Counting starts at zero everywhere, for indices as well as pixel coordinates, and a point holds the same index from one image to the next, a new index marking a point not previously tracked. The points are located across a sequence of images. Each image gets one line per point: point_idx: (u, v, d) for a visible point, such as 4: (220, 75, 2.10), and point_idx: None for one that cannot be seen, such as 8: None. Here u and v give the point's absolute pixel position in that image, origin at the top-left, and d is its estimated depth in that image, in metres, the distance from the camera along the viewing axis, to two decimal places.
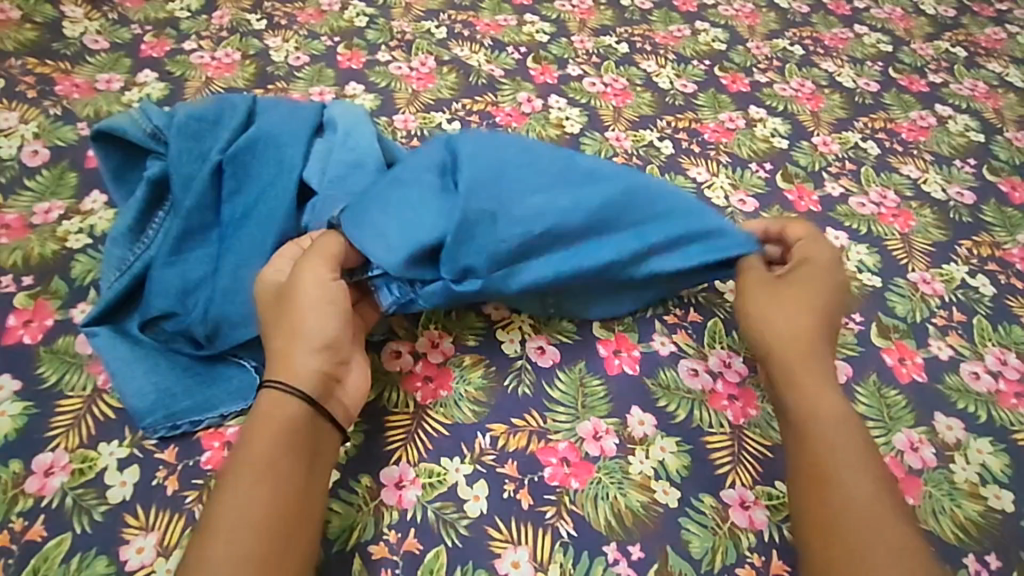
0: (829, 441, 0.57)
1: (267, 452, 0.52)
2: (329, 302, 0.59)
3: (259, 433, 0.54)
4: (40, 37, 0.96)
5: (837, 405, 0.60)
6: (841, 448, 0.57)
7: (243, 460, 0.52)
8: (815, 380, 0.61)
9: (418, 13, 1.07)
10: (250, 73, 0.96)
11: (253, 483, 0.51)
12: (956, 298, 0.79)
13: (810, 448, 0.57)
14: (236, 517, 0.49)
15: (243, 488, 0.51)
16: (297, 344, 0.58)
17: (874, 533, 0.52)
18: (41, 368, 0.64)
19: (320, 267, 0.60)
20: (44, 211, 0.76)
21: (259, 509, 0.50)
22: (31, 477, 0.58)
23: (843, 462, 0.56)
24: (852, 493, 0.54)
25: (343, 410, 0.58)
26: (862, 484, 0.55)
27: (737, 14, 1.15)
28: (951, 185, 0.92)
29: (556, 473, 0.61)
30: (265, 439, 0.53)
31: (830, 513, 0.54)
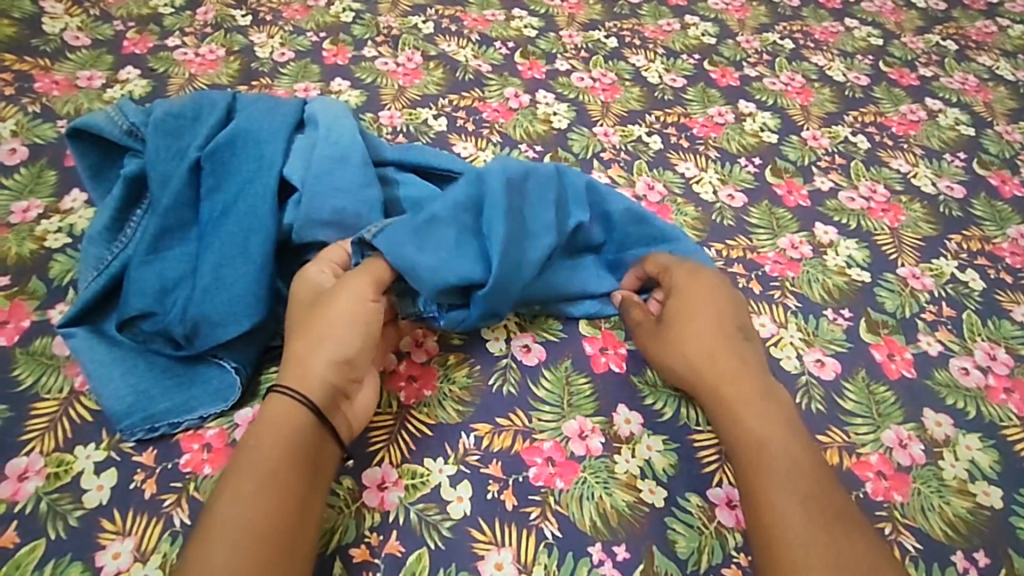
0: (758, 458, 0.57)
1: (271, 461, 0.52)
2: (359, 317, 0.59)
3: (267, 438, 0.53)
4: (19, 33, 0.94)
5: (758, 428, 0.59)
6: (770, 458, 0.57)
7: (247, 463, 0.52)
8: (736, 409, 0.60)
9: (405, 8, 1.06)
10: (234, 69, 0.94)
11: (257, 491, 0.50)
12: (946, 293, 0.79)
13: (745, 466, 0.57)
14: (237, 525, 0.49)
15: (242, 491, 0.50)
16: (318, 361, 0.57)
17: (810, 544, 0.52)
18: (17, 371, 0.63)
19: (362, 284, 0.60)
20: (21, 211, 0.75)
21: (256, 516, 0.49)
22: (5, 482, 0.57)
23: (777, 471, 0.56)
24: (785, 516, 0.54)
25: (348, 426, 0.58)
26: (797, 491, 0.55)
27: (727, 8, 1.14)
28: (941, 179, 0.91)
29: (541, 473, 0.60)
30: (272, 444, 0.53)
31: (766, 526, 0.54)
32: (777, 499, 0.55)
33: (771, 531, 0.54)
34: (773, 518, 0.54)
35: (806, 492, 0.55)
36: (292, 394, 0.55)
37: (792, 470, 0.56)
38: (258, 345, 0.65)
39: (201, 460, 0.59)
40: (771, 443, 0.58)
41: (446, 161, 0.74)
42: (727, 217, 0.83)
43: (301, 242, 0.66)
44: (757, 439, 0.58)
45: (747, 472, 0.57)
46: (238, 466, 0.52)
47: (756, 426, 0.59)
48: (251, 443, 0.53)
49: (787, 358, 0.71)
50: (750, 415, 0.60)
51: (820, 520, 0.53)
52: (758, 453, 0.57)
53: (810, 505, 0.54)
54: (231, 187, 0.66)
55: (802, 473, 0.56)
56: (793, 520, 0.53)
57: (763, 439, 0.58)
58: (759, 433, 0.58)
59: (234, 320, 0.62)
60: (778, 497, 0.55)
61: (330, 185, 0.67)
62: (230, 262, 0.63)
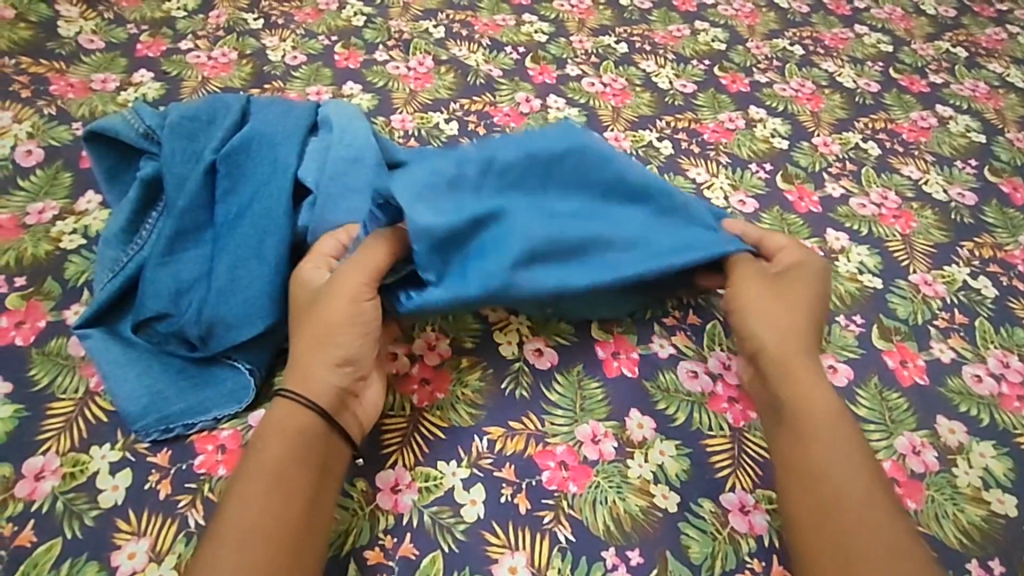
0: (824, 432, 0.57)
1: (279, 460, 0.53)
2: (359, 320, 0.59)
3: (275, 440, 0.54)
4: (35, 36, 0.95)
5: (830, 401, 0.59)
6: (835, 448, 0.56)
7: (254, 464, 0.53)
8: (806, 378, 0.60)
9: (416, 13, 1.06)
10: (247, 73, 0.95)
11: (266, 491, 0.51)
12: (958, 300, 0.78)
13: (812, 454, 0.56)
14: (250, 524, 0.50)
15: (249, 492, 0.51)
16: (323, 364, 0.57)
17: (878, 532, 0.52)
18: (33, 371, 0.63)
19: (352, 278, 0.59)
20: (37, 212, 0.75)
21: (261, 515, 0.50)
22: (21, 481, 0.57)
23: (840, 461, 0.56)
24: (845, 490, 0.54)
25: (358, 425, 0.58)
26: (859, 479, 0.55)
27: (737, 14, 1.14)
28: (952, 186, 0.91)
29: (554, 477, 0.60)
30: (277, 443, 0.54)
31: (834, 512, 0.53)
32: (845, 486, 0.54)
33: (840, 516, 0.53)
34: (841, 504, 0.54)
35: (867, 483, 0.55)
36: (294, 396, 0.56)
37: (853, 458, 0.56)
38: (271, 347, 0.65)
39: (215, 461, 0.60)
40: (836, 432, 0.57)
41: None
42: (738, 223, 0.84)
43: (315, 244, 0.67)
44: (819, 429, 0.57)
45: (816, 459, 0.56)
46: (245, 467, 0.53)
47: (824, 414, 0.58)
48: (256, 445, 0.54)
49: None
50: (818, 400, 0.59)
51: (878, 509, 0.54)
52: (821, 431, 0.57)
53: (871, 494, 0.54)
54: (246, 189, 0.67)
55: (860, 461, 0.56)
56: (854, 511, 0.53)
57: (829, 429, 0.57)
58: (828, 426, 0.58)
59: (249, 321, 0.63)
60: (844, 487, 0.54)
61: (344, 188, 0.67)
62: (245, 264, 0.64)
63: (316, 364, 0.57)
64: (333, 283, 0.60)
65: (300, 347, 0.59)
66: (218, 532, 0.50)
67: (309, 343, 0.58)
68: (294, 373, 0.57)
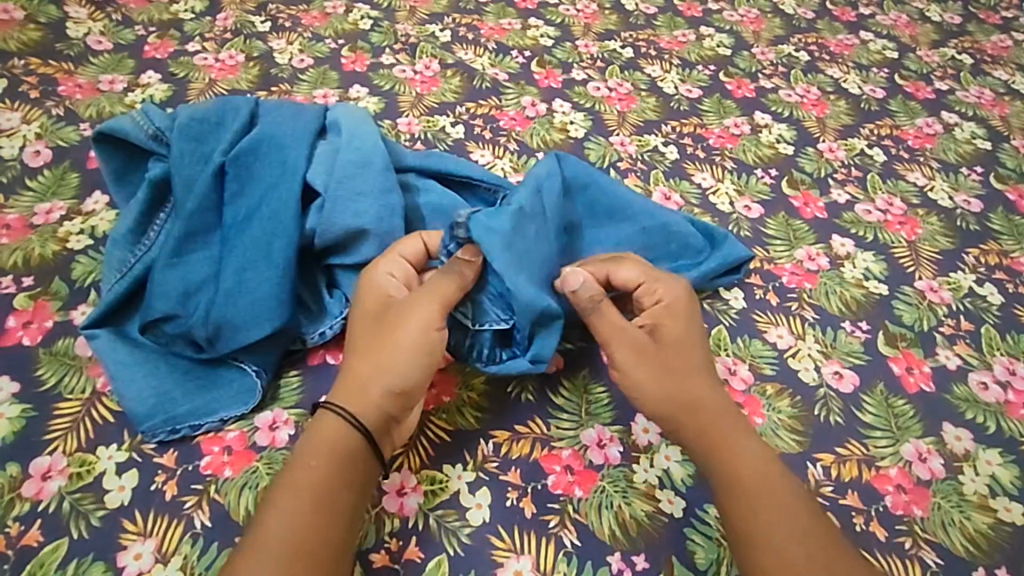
0: (752, 485, 0.54)
1: (323, 481, 0.52)
2: (425, 348, 0.58)
3: (321, 458, 0.53)
4: (43, 37, 0.96)
5: (748, 454, 0.56)
6: (745, 476, 0.55)
7: (299, 479, 0.52)
8: (718, 428, 0.58)
9: (423, 17, 1.07)
10: (254, 75, 0.95)
11: (307, 512, 0.50)
12: (964, 307, 0.78)
13: (729, 487, 0.55)
14: (284, 543, 0.49)
15: (292, 508, 0.50)
16: (379, 384, 0.56)
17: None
18: (40, 371, 0.64)
19: (432, 309, 0.58)
20: (45, 212, 0.76)
21: (302, 536, 0.49)
22: (28, 481, 0.57)
23: (755, 489, 0.54)
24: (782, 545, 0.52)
25: (391, 446, 0.58)
26: (779, 501, 0.54)
27: (742, 19, 1.14)
28: (958, 193, 0.91)
29: (560, 482, 0.60)
30: (325, 462, 0.53)
31: (756, 544, 0.52)
32: (766, 509, 0.53)
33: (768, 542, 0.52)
34: (763, 533, 0.52)
35: (791, 502, 0.54)
36: (347, 415, 0.55)
37: (771, 481, 0.55)
38: (278, 349, 0.65)
39: (222, 462, 0.60)
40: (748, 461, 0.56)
41: (466, 169, 0.75)
42: (744, 228, 0.84)
43: (322, 246, 0.67)
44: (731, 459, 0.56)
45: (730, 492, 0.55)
46: (290, 479, 0.52)
47: (725, 441, 0.57)
48: (304, 458, 0.53)
49: (804, 369, 0.71)
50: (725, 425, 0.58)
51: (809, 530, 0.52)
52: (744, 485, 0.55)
53: (798, 513, 0.53)
54: (255, 192, 0.67)
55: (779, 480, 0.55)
56: (784, 533, 0.52)
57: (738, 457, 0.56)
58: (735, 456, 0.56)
59: (256, 323, 0.63)
60: (763, 513, 0.53)
61: (352, 191, 0.68)
62: (253, 266, 0.64)
63: (373, 386, 0.56)
64: (405, 303, 0.59)
65: (362, 361, 0.58)
66: (256, 544, 0.49)
67: (371, 360, 0.57)
68: (350, 387, 0.57)
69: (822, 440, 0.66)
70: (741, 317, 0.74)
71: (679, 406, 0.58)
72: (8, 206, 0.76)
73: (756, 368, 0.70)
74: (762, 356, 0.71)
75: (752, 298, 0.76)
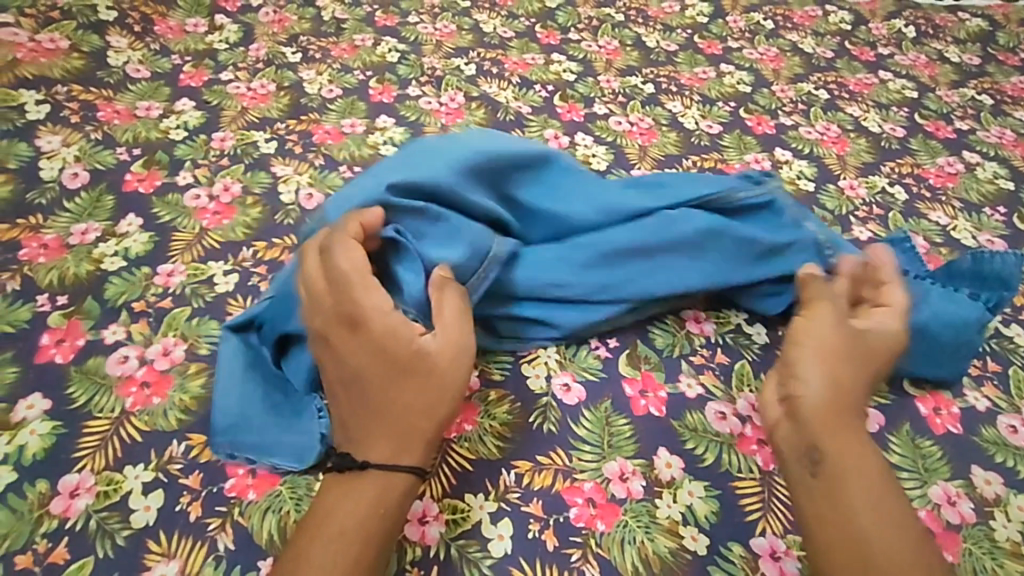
0: (850, 459, 0.55)
1: (366, 496, 0.52)
2: (425, 399, 0.55)
3: (372, 482, 0.53)
4: (87, 65, 0.99)
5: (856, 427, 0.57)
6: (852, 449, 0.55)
7: (347, 505, 0.52)
8: (843, 398, 0.58)
9: (449, 51, 1.10)
10: (284, 104, 0.98)
11: (344, 527, 0.51)
12: (991, 347, 0.78)
13: (841, 422, 0.56)
14: (332, 549, 0.50)
15: (344, 533, 0.51)
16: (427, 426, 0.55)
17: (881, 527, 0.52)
18: (71, 389, 0.65)
19: (422, 366, 0.56)
20: (81, 232, 0.78)
21: (368, 549, 0.51)
22: (55, 499, 0.58)
23: (855, 488, 0.53)
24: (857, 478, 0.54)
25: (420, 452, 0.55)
26: (880, 488, 0.54)
27: (761, 57, 1.16)
28: (981, 232, 0.92)
29: (581, 515, 0.60)
30: (379, 488, 0.53)
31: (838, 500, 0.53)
32: (847, 467, 0.54)
33: (851, 521, 0.52)
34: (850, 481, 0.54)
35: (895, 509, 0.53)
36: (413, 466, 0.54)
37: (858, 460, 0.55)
38: None
39: (245, 485, 0.60)
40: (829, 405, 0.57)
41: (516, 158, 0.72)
42: None
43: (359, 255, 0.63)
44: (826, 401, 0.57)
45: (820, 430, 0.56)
46: (325, 507, 0.52)
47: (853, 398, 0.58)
48: (359, 487, 0.53)
49: None
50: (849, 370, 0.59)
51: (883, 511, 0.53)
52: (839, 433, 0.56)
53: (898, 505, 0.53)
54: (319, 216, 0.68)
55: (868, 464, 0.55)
56: (871, 515, 0.52)
57: (816, 353, 0.59)
58: (827, 390, 0.57)
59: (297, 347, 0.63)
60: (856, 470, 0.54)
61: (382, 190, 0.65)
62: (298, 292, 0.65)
63: (392, 443, 0.54)
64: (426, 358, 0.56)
65: (421, 421, 0.55)
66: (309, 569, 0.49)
67: (405, 400, 0.55)
68: (384, 448, 0.54)
69: None
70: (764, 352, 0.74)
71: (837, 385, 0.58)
72: (45, 227, 0.78)
73: None
74: None
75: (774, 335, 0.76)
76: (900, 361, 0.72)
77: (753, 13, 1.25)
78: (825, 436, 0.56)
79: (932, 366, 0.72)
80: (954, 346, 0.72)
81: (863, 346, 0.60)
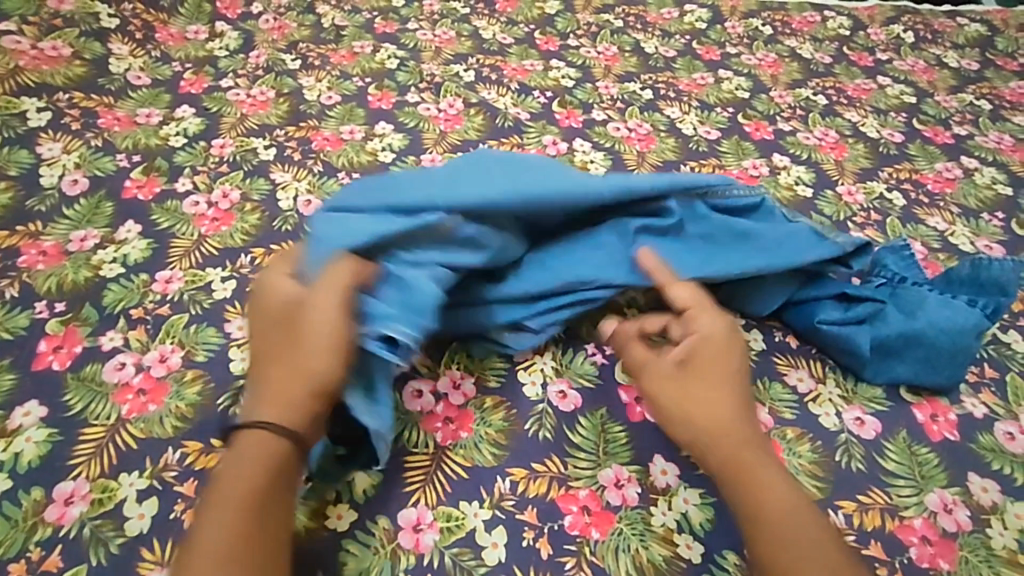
0: (751, 467, 0.58)
1: (247, 476, 0.53)
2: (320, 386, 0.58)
3: (247, 462, 0.54)
4: (88, 72, 1.00)
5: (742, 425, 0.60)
6: (741, 448, 0.59)
7: (235, 485, 0.53)
8: (718, 408, 0.61)
9: (448, 57, 1.10)
10: (283, 111, 0.99)
11: (232, 510, 0.52)
12: (989, 354, 0.77)
13: (737, 441, 0.59)
14: (217, 532, 0.50)
15: (230, 517, 0.51)
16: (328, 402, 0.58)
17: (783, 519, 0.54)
18: (67, 396, 0.65)
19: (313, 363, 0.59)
20: (80, 239, 0.78)
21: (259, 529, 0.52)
22: (51, 506, 0.58)
23: (761, 503, 0.55)
24: (767, 492, 0.56)
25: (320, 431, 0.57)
26: (775, 487, 0.56)
27: (760, 63, 1.17)
28: (979, 238, 0.92)
29: (576, 522, 0.60)
30: (253, 467, 0.54)
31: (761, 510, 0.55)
32: (763, 488, 0.56)
33: (765, 513, 0.55)
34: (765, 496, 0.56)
35: (795, 505, 0.55)
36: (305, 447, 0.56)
37: (753, 468, 0.58)
38: None
39: None
40: (721, 427, 0.60)
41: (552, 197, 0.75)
42: None
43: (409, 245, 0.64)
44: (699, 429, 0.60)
45: (716, 464, 0.59)
46: (217, 491, 0.53)
47: (719, 414, 0.60)
48: (243, 469, 0.54)
49: (825, 414, 0.70)
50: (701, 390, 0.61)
51: (784, 514, 0.55)
52: (736, 450, 0.59)
53: (799, 504, 0.56)
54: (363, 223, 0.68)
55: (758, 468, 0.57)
56: (778, 523, 0.54)
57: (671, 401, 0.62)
58: (696, 418, 0.60)
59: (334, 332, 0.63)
60: (765, 475, 0.57)
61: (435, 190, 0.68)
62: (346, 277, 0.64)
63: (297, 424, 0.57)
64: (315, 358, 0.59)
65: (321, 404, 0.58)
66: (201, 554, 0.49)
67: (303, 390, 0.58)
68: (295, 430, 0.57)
69: (843, 487, 0.65)
70: (761, 358, 0.73)
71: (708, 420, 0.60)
72: (44, 233, 0.78)
73: (776, 412, 0.70)
74: (782, 399, 0.71)
75: (772, 340, 0.75)
76: (896, 367, 0.72)
77: (752, 18, 1.26)
78: (730, 457, 0.58)
79: (929, 373, 0.72)
80: (951, 351, 0.71)
81: (707, 371, 0.63)
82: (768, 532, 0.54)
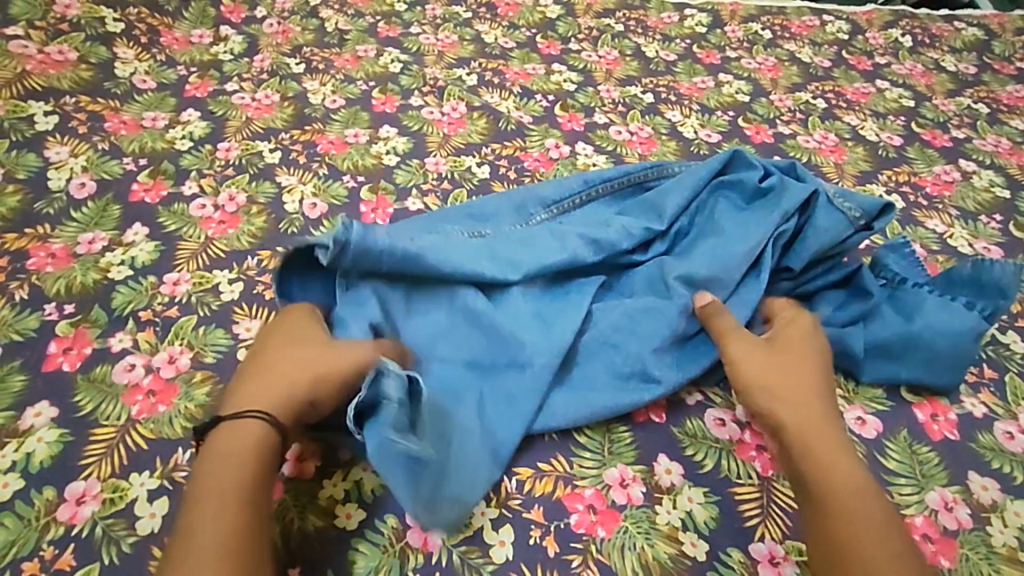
0: (820, 453, 0.59)
1: (228, 485, 0.52)
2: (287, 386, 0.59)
3: (226, 471, 0.53)
4: (94, 76, 1.01)
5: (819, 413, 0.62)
6: (819, 438, 0.60)
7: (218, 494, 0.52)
8: (800, 395, 0.63)
9: (451, 61, 1.11)
10: (288, 114, 0.99)
11: (217, 515, 0.50)
12: (988, 355, 0.78)
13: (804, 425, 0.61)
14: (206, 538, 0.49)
15: (218, 521, 0.50)
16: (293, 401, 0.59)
17: (855, 513, 0.56)
18: (78, 397, 0.66)
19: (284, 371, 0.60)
20: (88, 242, 0.79)
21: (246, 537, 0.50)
22: (63, 506, 0.58)
23: (823, 484, 0.58)
24: (835, 478, 0.58)
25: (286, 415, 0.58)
26: (850, 475, 0.58)
27: (760, 67, 1.18)
28: (977, 240, 0.93)
29: (582, 521, 0.61)
30: (235, 476, 0.53)
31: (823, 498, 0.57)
32: (830, 476, 0.58)
33: (828, 500, 0.57)
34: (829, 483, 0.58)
35: (862, 493, 0.57)
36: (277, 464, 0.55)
37: (832, 455, 0.59)
38: None
39: None
40: (797, 417, 0.61)
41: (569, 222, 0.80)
42: None
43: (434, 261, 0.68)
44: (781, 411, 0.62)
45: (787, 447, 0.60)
46: (198, 497, 0.52)
47: (798, 399, 0.63)
48: (225, 475, 0.53)
49: None
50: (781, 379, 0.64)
51: (856, 504, 0.56)
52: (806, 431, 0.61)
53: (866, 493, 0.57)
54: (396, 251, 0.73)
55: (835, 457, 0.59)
56: (839, 515, 0.56)
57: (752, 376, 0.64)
58: (773, 402, 0.63)
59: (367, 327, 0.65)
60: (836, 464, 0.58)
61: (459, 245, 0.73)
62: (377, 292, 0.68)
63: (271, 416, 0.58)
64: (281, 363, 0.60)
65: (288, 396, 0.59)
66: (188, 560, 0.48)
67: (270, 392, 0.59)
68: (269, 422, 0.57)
69: None
70: None
71: (787, 403, 0.63)
72: (53, 236, 0.79)
73: None
74: None
75: None
76: (898, 368, 0.73)
77: (752, 23, 1.27)
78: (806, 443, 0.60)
79: (931, 374, 0.73)
80: (952, 356, 0.72)
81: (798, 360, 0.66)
82: (833, 521, 0.56)
